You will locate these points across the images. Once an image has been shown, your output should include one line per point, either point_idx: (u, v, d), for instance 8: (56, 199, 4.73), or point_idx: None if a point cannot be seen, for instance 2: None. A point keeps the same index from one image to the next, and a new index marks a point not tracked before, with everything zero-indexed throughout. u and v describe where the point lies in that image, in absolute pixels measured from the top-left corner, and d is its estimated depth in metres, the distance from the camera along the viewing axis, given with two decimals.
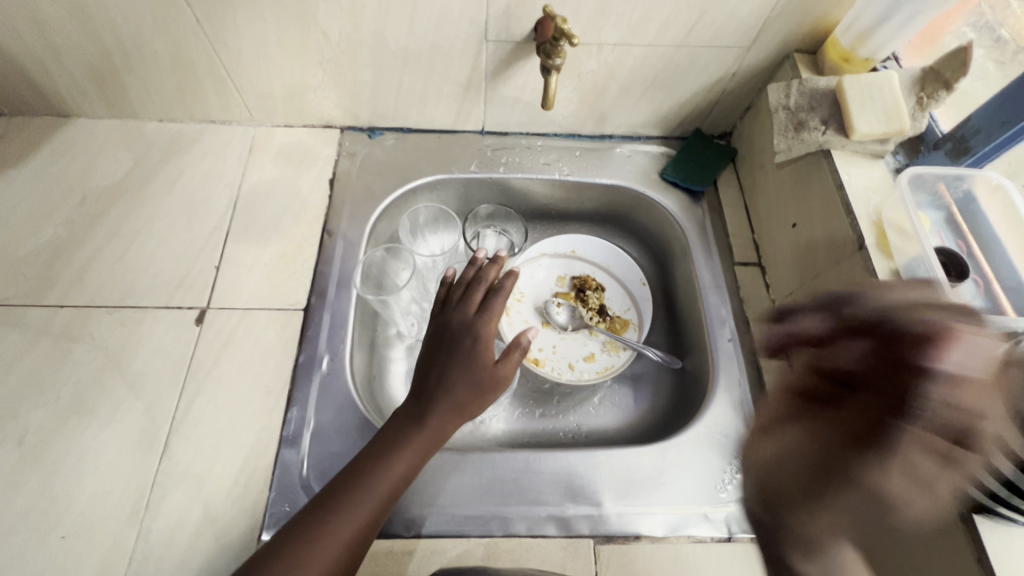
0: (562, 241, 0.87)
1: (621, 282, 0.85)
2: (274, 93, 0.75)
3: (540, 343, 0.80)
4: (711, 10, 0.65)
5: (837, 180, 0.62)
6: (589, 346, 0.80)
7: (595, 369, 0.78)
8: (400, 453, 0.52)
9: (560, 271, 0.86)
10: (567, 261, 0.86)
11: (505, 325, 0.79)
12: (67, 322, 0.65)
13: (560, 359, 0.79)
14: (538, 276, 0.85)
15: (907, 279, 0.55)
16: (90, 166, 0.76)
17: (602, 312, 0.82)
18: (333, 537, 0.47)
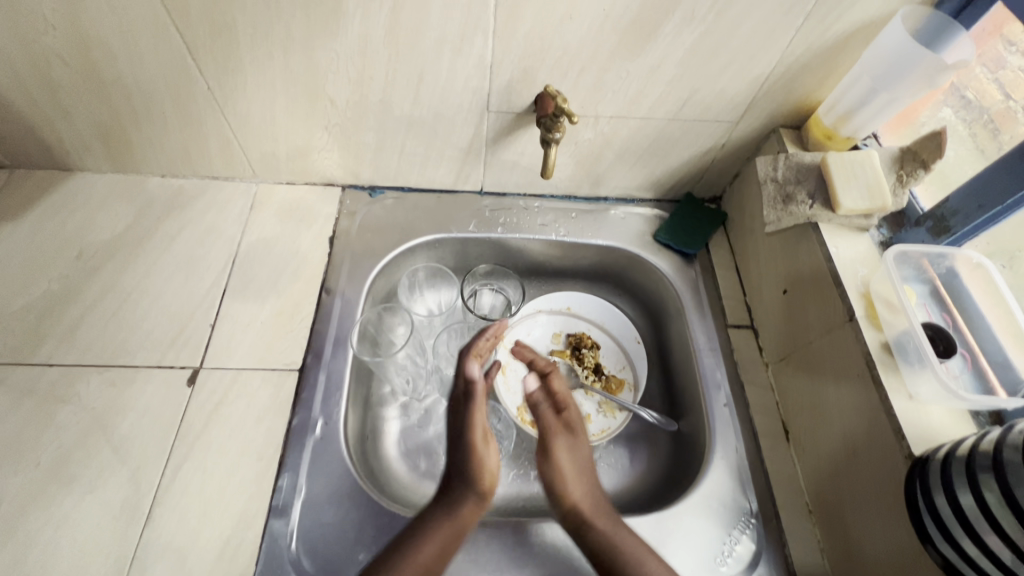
0: (559, 299, 0.88)
1: (615, 339, 0.86)
2: (278, 152, 0.77)
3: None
4: (702, 89, 0.68)
5: (825, 252, 0.64)
6: (585, 407, 0.80)
7: (591, 432, 0.78)
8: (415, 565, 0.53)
9: (556, 327, 0.86)
10: (564, 317, 0.87)
11: (503, 385, 0.80)
12: (54, 382, 0.64)
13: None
14: (534, 333, 0.85)
15: (897, 352, 0.57)
16: (89, 220, 0.76)
17: (598, 371, 0.83)
18: None
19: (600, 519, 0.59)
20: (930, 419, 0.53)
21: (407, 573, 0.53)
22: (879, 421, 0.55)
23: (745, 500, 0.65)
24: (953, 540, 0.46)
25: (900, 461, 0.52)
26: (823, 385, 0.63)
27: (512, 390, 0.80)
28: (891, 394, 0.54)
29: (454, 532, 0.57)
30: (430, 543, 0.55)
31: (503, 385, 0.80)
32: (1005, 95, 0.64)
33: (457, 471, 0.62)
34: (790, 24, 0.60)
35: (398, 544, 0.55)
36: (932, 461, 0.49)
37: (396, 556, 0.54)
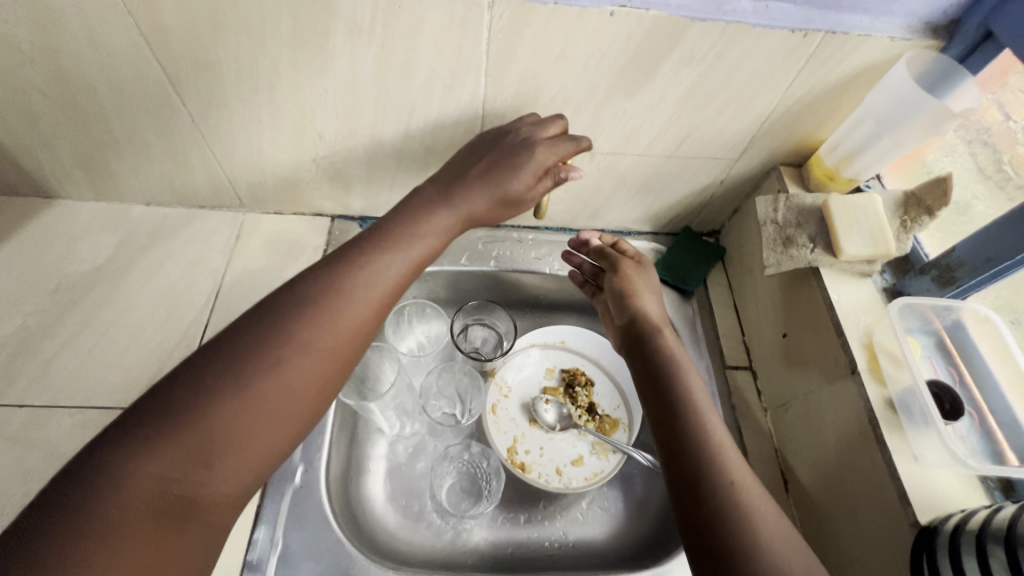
0: (554, 332, 0.83)
1: (611, 376, 0.82)
2: (265, 183, 0.75)
3: (528, 444, 0.77)
4: (700, 127, 0.66)
5: (827, 298, 0.62)
6: (577, 448, 0.77)
7: (583, 476, 0.74)
8: (273, 385, 0.45)
9: (549, 362, 0.83)
10: (556, 352, 0.83)
11: (493, 424, 0.77)
12: (24, 424, 0.61)
13: (548, 460, 0.76)
14: (526, 369, 0.82)
15: (901, 410, 0.54)
16: (69, 251, 0.74)
17: (591, 410, 0.79)
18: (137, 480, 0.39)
19: (691, 378, 0.56)
20: (936, 483, 0.51)
21: (184, 445, 0.41)
22: (883, 484, 0.52)
23: None
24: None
25: (905, 529, 0.50)
26: (823, 438, 0.60)
27: (502, 430, 0.77)
28: (895, 455, 0.52)
29: (266, 412, 0.45)
30: (317, 337, 0.48)
31: (493, 424, 0.76)
32: (1004, 115, 0.62)
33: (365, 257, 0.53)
34: (792, 65, 0.58)
35: (220, 373, 0.44)
36: (940, 532, 0.47)
37: (225, 373, 0.44)
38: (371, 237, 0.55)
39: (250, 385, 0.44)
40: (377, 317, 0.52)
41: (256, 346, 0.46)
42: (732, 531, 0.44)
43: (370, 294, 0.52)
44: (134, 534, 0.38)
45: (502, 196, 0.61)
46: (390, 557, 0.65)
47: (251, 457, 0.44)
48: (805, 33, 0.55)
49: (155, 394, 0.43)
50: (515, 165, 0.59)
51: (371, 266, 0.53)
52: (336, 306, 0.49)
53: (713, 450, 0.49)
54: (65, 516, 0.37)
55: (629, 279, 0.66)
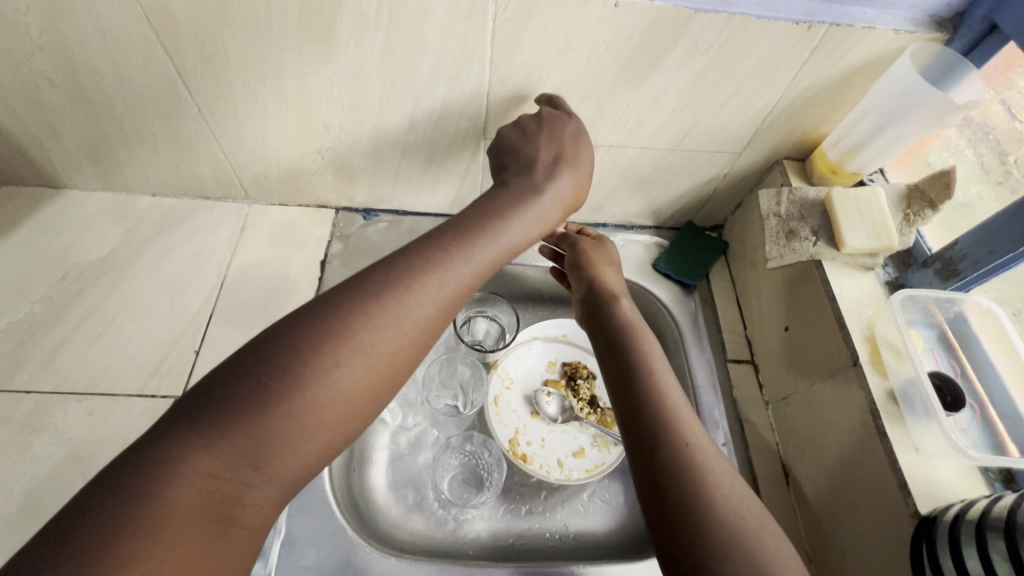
0: (555, 325, 0.84)
1: None
2: (271, 174, 0.75)
3: (529, 436, 0.77)
4: (703, 120, 0.67)
5: (829, 291, 0.62)
6: (578, 440, 0.77)
7: (584, 468, 0.75)
8: (333, 387, 0.42)
9: (552, 355, 0.83)
10: (559, 345, 0.84)
11: (495, 416, 0.77)
12: (30, 410, 0.62)
13: (548, 452, 0.76)
14: (529, 361, 0.82)
15: (902, 401, 0.55)
16: (77, 240, 0.74)
17: (593, 402, 0.80)
18: (183, 486, 0.36)
19: (650, 348, 0.55)
20: (936, 474, 0.51)
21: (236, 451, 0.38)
22: (884, 475, 0.52)
23: None
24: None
25: (905, 520, 0.50)
26: (824, 430, 0.60)
27: (504, 422, 0.77)
28: (896, 446, 0.52)
29: (323, 421, 0.42)
30: (379, 341, 0.44)
31: (495, 416, 0.77)
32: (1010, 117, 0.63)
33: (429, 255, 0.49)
34: (796, 58, 0.58)
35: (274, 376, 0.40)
36: (940, 522, 0.47)
37: (284, 376, 0.41)
38: (440, 238, 0.51)
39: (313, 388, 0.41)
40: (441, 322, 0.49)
41: (315, 344, 0.42)
42: (692, 497, 0.43)
43: (438, 295, 0.48)
44: (181, 542, 0.35)
45: (555, 209, 0.60)
46: (392, 547, 0.65)
47: (300, 461, 0.41)
48: (809, 25, 0.55)
49: (209, 395, 0.40)
50: (562, 181, 0.60)
51: (447, 271, 0.49)
52: (403, 313, 0.46)
53: (669, 417, 0.48)
54: (111, 514, 0.34)
55: (593, 254, 0.66)
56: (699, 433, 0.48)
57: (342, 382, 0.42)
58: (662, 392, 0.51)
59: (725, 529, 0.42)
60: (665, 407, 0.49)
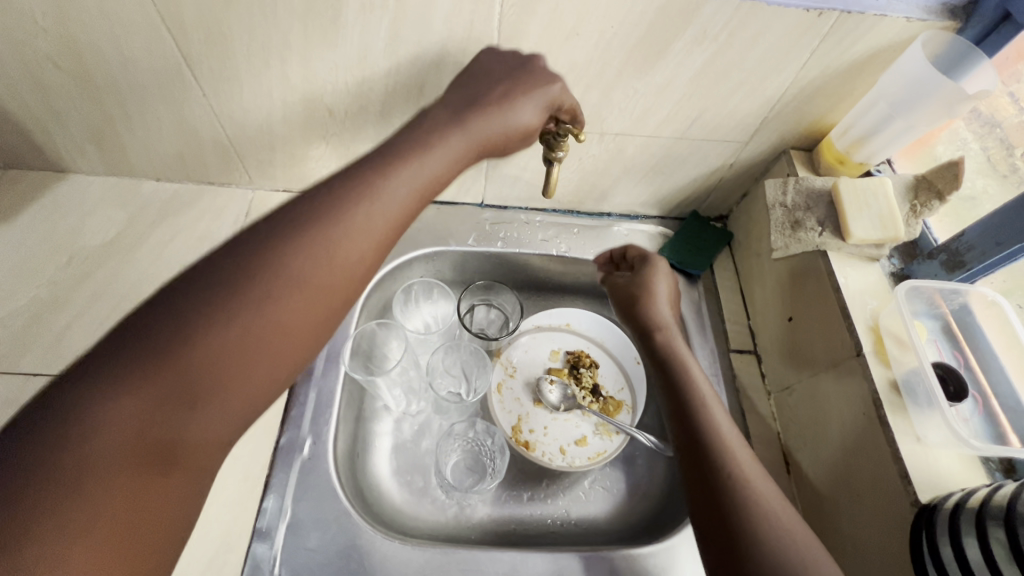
0: (558, 315, 0.84)
1: (615, 358, 0.82)
2: (275, 160, 0.75)
3: (532, 423, 0.77)
4: (710, 108, 0.66)
5: (834, 281, 0.62)
6: (581, 428, 0.77)
7: (587, 456, 0.75)
8: (242, 329, 0.39)
9: (555, 343, 0.83)
10: (561, 334, 0.84)
11: (497, 403, 0.77)
12: (39, 392, 0.62)
13: (551, 440, 0.76)
14: (531, 349, 0.82)
15: (905, 391, 0.55)
16: (82, 225, 0.75)
17: (596, 391, 0.80)
18: (100, 436, 0.34)
19: (698, 380, 0.56)
20: (937, 463, 0.51)
21: (160, 390, 0.36)
22: (884, 463, 0.53)
23: None
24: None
25: (904, 508, 0.50)
26: (826, 420, 0.61)
27: (507, 409, 0.77)
28: (898, 436, 0.52)
29: (257, 358, 0.40)
30: (308, 271, 0.42)
31: (498, 404, 0.77)
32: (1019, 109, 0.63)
33: (363, 176, 0.46)
34: (805, 46, 0.58)
35: (196, 318, 0.38)
36: (940, 510, 0.47)
37: (210, 312, 0.39)
38: (368, 167, 0.47)
39: (224, 327, 0.39)
40: (378, 257, 0.46)
41: (249, 279, 0.40)
42: (745, 531, 0.45)
43: (377, 227, 0.45)
44: (106, 492, 0.33)
45: (508, 137, 0.54)
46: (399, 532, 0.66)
47: (234, 403, 0.40)
48: (819, 13, 0.54)
49: (131, 330, 0.38)
50: (512, 113, 0.53)
51: (367, 206, 0.44)
52: (323, 248, 0.42)
53: (721, 450, 0.50)
54: (34, 457, 0.32)
55: (642, 281, 0.66)
56: (751, 464, 0.49)
57: (255, 320, 0.40)
58: (713, 425, 0.52)
59: (774, 549, 0.44)
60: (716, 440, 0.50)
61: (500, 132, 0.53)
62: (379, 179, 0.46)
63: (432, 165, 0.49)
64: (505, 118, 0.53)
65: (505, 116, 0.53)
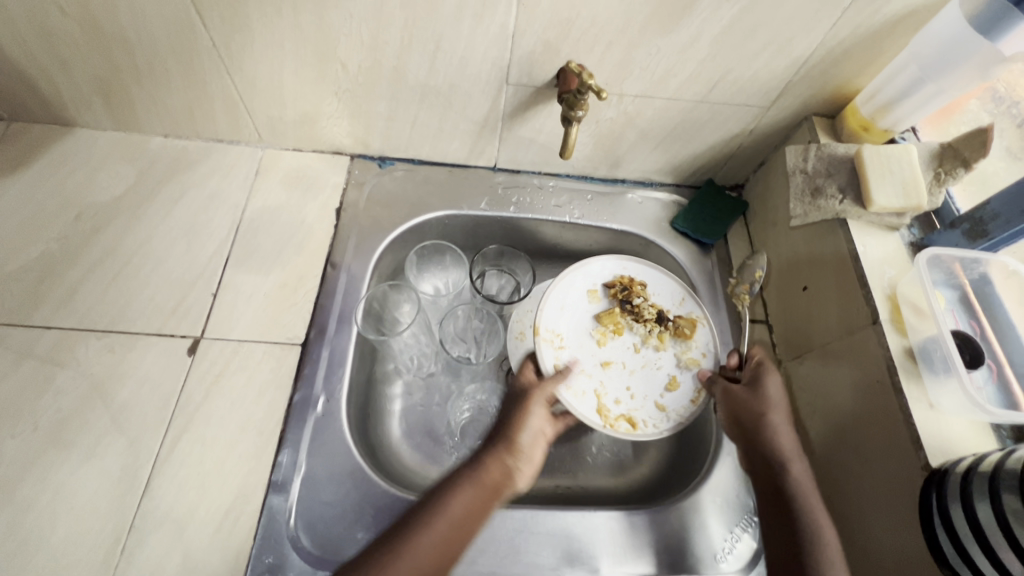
0: (586, 267, 0.74)
1: (664, 275, 0.74)
2: (286, 117, 0.74)
3: (611, 393, 0.67)
4: (735, 70, 0.64)
5: (852, 250, 0.61)
6: (665, 369, 0.70)
7: (689, 399, 0.67)
8: (448, 519, 0.50)
9: (590, 284, 0.73)
10: (591, 272, 0.74)
11: (566, 389, 0.65)
12: (51, 345, 0.62)
13: (639, 400, 0.68)
14: (569, 307, 0.71)
15: (921, 359, 0.54)
16: (89, 180, 0.73)
17: (660, 319, 0.72)
18: None
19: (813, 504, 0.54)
20: (950, 430, 0.52)
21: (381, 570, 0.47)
22: (896, 429, 0.53)
23: (749, 498, 0.64)
24: (971, 561, 0.45)
25: (915, 472, 0.51)
26: (839, 389, 0.61)
27: (580, 392, 0.66)
28: (912, 402, 0.53)
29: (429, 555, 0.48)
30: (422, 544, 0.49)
31: (569, 390, 0.65)
32: None
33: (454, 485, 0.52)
34: (837, 5, 0.56)
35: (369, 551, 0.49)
36: (952, 474, 0.48)
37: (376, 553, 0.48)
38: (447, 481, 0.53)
39: (429, 514, 0.50)
40: (482, 505, 0.52)
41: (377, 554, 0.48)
42: None
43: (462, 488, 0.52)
44: None
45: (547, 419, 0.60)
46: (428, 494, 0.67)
47: None
48: None
49: None
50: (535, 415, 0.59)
51: (523, 428, 0.58)
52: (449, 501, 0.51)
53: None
54: None
55: (763, 393, 0.59)
56: None
57: (428, 542, 0.49)
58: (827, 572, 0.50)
59: None
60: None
61: (539, 417, 0.59)
62: (524, 414, 0.59)
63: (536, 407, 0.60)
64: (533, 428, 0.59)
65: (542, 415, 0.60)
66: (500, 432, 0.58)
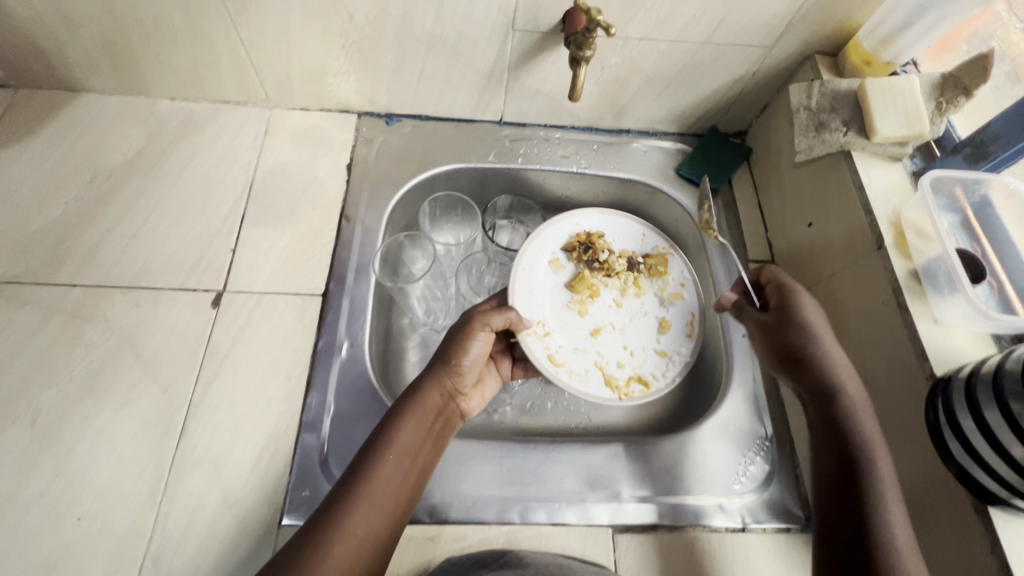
0: (542, 238, 0.74)
1: (623, 221, 0.78)
2: (293, 74, 0.74)
3: (612, 359, 0.70)
4: (739, 8, 0.65)
5: (857, 181, 0.63)
6: (652, 313, 0.74)
7: (685, 335, 0.72)
8: (399, 454, 0.52)
9: (551, 255, 0.74)
10: (549, 239, 0.75)
11: (567, 372, 0.68)
12: (79, 301, 0.64)
13: (640, 355, 0.71)
14: (538, 289, 0.72)
15: (926, 278, 0.56)
16: (100, 143, 0.74)
17: (631, 265, 0.76)
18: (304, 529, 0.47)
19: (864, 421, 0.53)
20: (954, 342, 0.54)
21: (348, 503, 0.48)
22: (902, 345, 0.56)
23: (760, 425, 0.67)
24: (988, 466, 0.46)
25: (921, 382, 0.53)
26: (845, 315, 0.63)
27: (581, 370, 0.68)
28: (916, 318, 0.55)
29: (389, 485, 0.51)
30: (378, 476, 0.50)
31: (570, 374, 0.67)
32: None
33: (401, 421, 0.54)
34: None
35: (338, 489, 0.50)
36: (954, 380, 0.50)
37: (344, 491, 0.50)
38: (394, 417, 0.54)
39: (382, 451, 0.52)
40: (429, 433, 0.55)
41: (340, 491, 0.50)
42: None
43: (410, 423, 0.54)
44: (312, 547, 0.46)
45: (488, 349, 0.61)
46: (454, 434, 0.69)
47: (379, 523, 0.49)
48: None
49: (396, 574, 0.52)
50: (477, 349, 0.59)
51: (465, 360, 0.59)
52: (396, 436, 0.53)
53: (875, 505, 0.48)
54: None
55: (796, 319, 0.59)
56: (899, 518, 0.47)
57: (386, 472, 0.51)
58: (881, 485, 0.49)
59: None
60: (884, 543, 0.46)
61: (480, 347, 0.59)
62: (467, 345, 0.59)
63: (476, 334, 0.59)
64: (474, 355, 0.59)
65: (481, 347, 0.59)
66: (440, 365, 0.58)
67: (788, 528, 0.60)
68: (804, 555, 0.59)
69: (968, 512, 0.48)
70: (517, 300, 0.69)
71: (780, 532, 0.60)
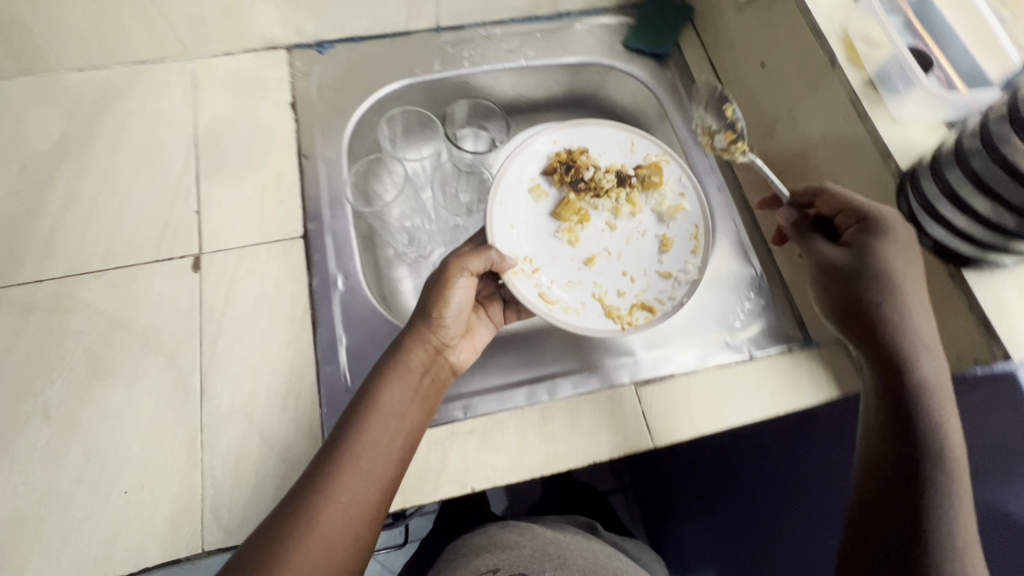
0: (511, 174, 0.69)
1: (604, 133, 0.73)
2: (206, 14, 0.68)
3: (611, 287, 0.67)
4: None
5: (802, 6, 0.63)
6: (650, 233, 0.70)
7: (688, 252, 0.68)
8: (386, 415, 0.52)
9: (530, 182, 0.70)
10: (521, 171, 0.70)
11: (566, 312, 0.64)
12: (53, 294, 0.61)
13: (641, 280, 0.68)
14: (518, 221, 0.68)
15: (880, 83, 0.59)
16: (18, 132, 0.68)
17: (621, 183, 0.71)
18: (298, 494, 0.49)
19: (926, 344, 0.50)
20: (912, 137, 0.57)
21: (335, 467, 0.49)
22: (866, 148, 0.58)
23: (748, 266, 0.71)
24: (968, 236, 0.50)
25: (887, 177, 0.57)
26: (809, 140, 0.66)
27: (580, 305, 0.65)
28: (877, 122, 0.57)
29: (378, 445, 0.51)
30: (365, 439, 0.51)
31: (568, 313, 0.64)
32: None
33: (386, 385, 0.53)
34: None
35: (330, 447, 0.51)
36: (920, 167, 0.54)
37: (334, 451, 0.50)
38: (380, 382, 0.54)
39: (369, 411, 0.52)
40: (417, 393, 0.54)
41: (330, 452, 0.50)
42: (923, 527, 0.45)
43: (392, 387, 0.53)
44: (302, 514, 0.47)
45: (470, 298, 0.59)
46: None
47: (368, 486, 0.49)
48: None
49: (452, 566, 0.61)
50: (456, 301, 0.57)
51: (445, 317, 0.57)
52: (379, 402, 0.52)
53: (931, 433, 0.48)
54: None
55: (876, 257, 0.51)
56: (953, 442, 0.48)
57: (373, 436, 0.51)
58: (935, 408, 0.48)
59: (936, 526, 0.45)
60: (931, 462, 0.47)
61: (461, 299, 0.58)
62: (444, 300, 0.57)
63: (454, 287, 0.57)
64: (455, 306, 0.57)
65: (460, 298, 0.58)
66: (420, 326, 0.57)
67: (789, 347, 0.65)
68: (808, 368, 0.62)
69: (947, 282, 0.53)
70: (497, 241, 0.64)
71: (783, 353, 0.64)
